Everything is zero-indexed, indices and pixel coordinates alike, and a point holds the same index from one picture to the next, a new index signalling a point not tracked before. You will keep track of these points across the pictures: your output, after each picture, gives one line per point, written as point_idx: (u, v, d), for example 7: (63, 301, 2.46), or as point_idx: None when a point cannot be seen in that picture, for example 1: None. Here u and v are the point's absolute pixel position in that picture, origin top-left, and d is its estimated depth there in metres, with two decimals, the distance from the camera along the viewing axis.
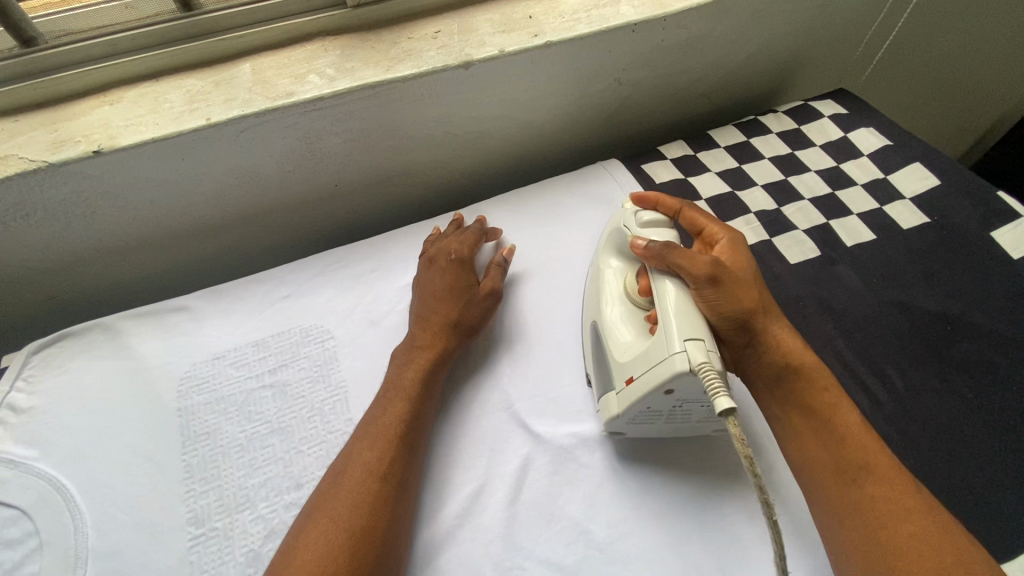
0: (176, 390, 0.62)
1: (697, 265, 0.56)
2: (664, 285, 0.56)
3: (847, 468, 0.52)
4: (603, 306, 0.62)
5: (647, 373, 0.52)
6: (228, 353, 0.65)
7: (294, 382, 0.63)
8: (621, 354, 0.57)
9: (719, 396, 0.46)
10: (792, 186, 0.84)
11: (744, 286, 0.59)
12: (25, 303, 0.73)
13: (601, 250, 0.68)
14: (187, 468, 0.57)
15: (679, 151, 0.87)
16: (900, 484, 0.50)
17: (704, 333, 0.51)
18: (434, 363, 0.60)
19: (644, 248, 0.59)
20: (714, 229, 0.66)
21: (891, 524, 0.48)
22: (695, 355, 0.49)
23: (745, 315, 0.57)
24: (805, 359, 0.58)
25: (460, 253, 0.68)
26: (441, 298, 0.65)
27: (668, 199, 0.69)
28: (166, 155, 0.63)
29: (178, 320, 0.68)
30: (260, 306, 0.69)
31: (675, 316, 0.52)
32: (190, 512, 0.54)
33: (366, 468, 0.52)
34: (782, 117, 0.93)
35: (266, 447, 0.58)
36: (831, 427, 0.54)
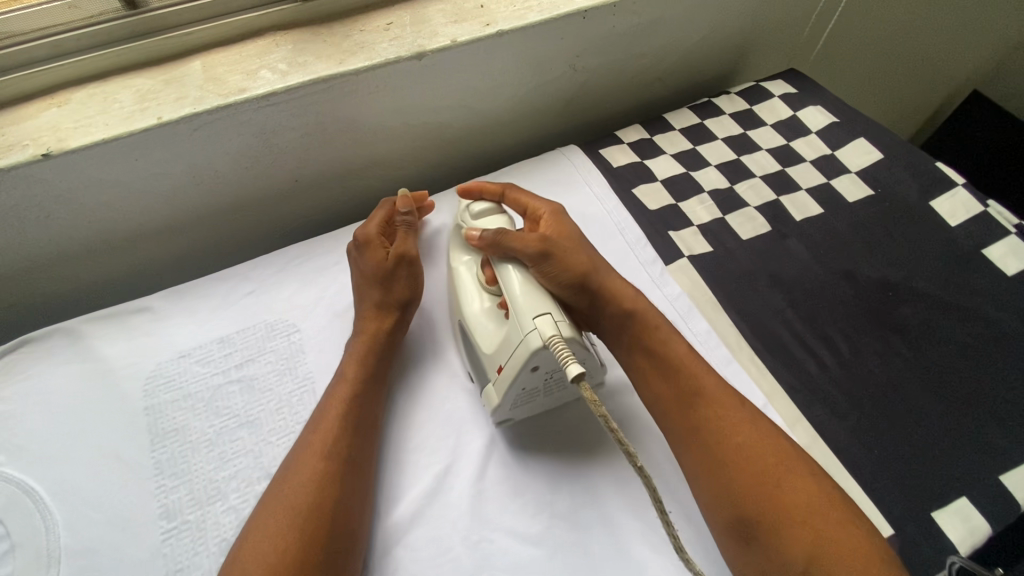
0: (142, 389, 0.63)
1: (526, 242, 0.59)
2: (506, 273, 0.59)
3: (679, 397, 0.56)
4: (467, 301, 0.64)
5: (513, 358, 0.54)
6: (193, 351, 0.65)
7: (261, 375, 0.64)
8: (488, 345, 0.59)
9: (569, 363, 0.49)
10: (744, 165, 0.87)
11: (574, 250, 0.62)
12: None
13: (450, 250, 0.70)
14: (157, 464, 0.58)
15: (635, 135, 0.90)
16: (731, 402, 0.55)
17: (551, 305, 0.55)
18: (378, 349, 0.62)
19: (478, 239, 0.63)
20: (536, 205, 0.67)
21: (728, 443, 0.53)
22: (545, 330, 0.52)
23: (580, 277, 0.60)
24: (638, 304, 0.61)
25: (364, 235, 0.67)
26: (360, 288, 0.66)
27: (490, 185, 0.70)
28: (119, 155, 0.63)
29: (141, 320, 0.68)
30: (224, 303, 0.69)
31: (522, 298, 0.56)
32: (162, 506, 0.55)
33: (322, 452, 0.54)
34: (735, 98, 0.96)
35: (235, 440, 0.60)
36: (666, 363, 0.58)
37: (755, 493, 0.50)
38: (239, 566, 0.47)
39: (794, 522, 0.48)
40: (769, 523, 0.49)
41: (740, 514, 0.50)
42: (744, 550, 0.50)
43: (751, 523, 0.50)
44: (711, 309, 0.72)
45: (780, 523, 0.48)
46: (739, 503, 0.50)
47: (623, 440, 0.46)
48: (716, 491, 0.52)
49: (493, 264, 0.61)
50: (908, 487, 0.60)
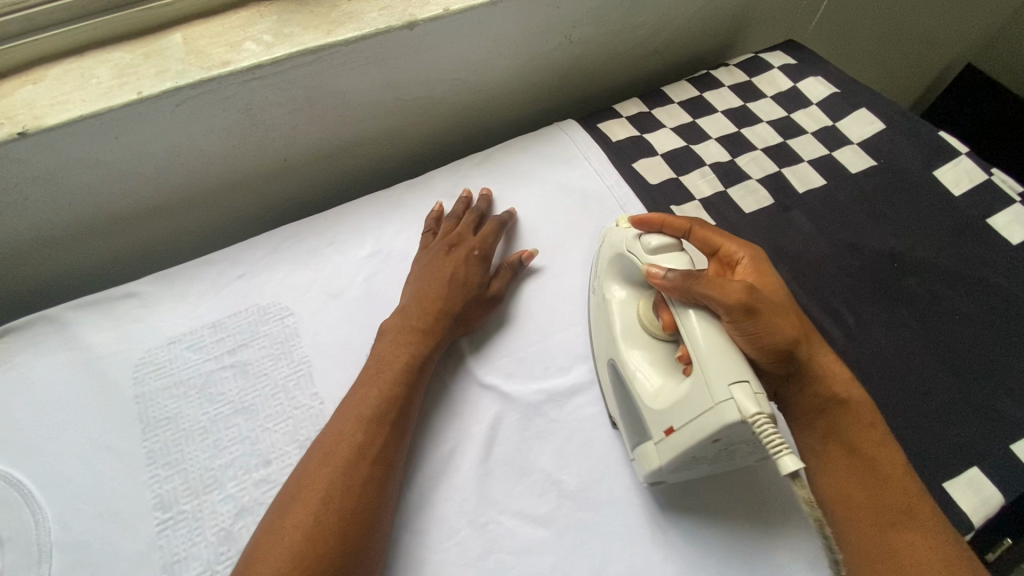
0: (131, 377, 0.60)
1: (729, 293, 0.50)
2: (688, 319, 0.51)
3: (890, 511, 0.50)
4: (621, 344, 0.58)
5: (691, 425, 0.47)
6: (184, 337, 0.63)
7: (255, 360, 0.62)
8: (654, 400, 0.52)
9: (784, 455, 0.41)
10: (745, 137, 0.85)
11: (785, 313, 0.53)
12: None
13: (604, 276, 0.64)
14: (149, 454, 0.56)
15: (634, 108, 0.87)
16: (931, 523, 0.49)
17: (748, 372, 0.46)
18: (427, 346, 0.59)
19: (661, 278, 0.53)
20: (733, 249, 0.59)
21: (921, 569, 0.47)
22: (745, 403, 0.44)
23: (790, 344, 0.52)
24: (852, 390, 0.54)
25: (483, 250, 0.68)
26: (458, 300, 0.63)
27: (674, 219, 0.62)
28: (98, 133, 0.60)
29: (129, 306, 0.65)
30: (215, 287, 0.67)
31: (710, 358, 0.47)
32: (157, 497, 0.54)
33: (358, 448, 0.51)
34: (734, 70, 0.94)
35: (230, 427, 0.58)
36: (876, 468, 0.52)
37: None
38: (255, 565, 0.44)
39: None
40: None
41: None
42: None
43: None
44: None
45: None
46: None
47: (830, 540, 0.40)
48: None
49: (673, 309, 0.53)
50: (918, 457, 0.60)
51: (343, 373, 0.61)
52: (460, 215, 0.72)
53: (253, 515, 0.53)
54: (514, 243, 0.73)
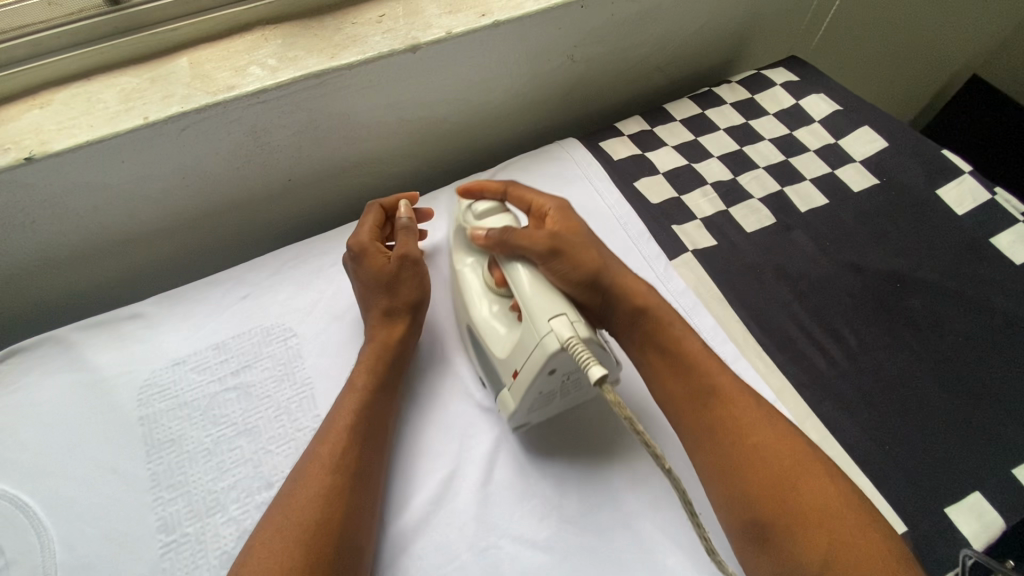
0: (136, 399, 0.61)
1: (536, 240, 0.57)
2: (515, 272, 0.57)
3: (700, 395, 0.55)
4: (471, 305, 0.62)
5: (527, 363, 0.52)
6: (188, 358, 0.64)
7: (257, 382, 0.62)
8: (501, 349, 0.57)
9: (591, 366, 0.47)
10: (747, 156, 0.85)
11: (585, 246, 0.60)
12: None
13: (453, 250, 0.67)
14: (154, 476, 0.56)
15: (636, 126, 0.88)
16: (745, 400, 0.54)
17: (564, 306, 0.52)
18: (388, 358, 0.61)
19: (485, 238, 0.60)
20: (541, 201, 0.64)
21: (741, 441, 0.52)
22: (562, 331, 0.50)
23: (592, 274, 0.58)
24: (652, 299, 0.60)
25: (358, 244, 0.64)
26: (374, 299, 0.63)
27: (491, 184, 0.67)
28: (105, 158, 0.61)
29: (133, 327, 0.66)
30: (218, 307, 0.68)
31: (534, 301, 0.53)
32: (161, 520, 0.54)
33: (324, 459, 0.52)
34: (736, 88, 0.94)
35: (233, 449, 0.58)
36: (683, 362, 0.57)
37: (764, 496, 0.49)
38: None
39: (806, 528, 0.47)
40: (789, 523, 0.48)
41: (757, 518, 0.49)
42: (758, 555, 0.49)
43: (767, 525, 0.48)
44: (717, 305, 0.70)
45: (792, 527, 0.47)
46: (752, 506, 0.49)
47: (648, 441, 0.44)
48: (731, 502, 0.51)
49: (501, 265, 0.59)
50: (921, 484, 0.59)
51: None
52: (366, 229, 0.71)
53: None
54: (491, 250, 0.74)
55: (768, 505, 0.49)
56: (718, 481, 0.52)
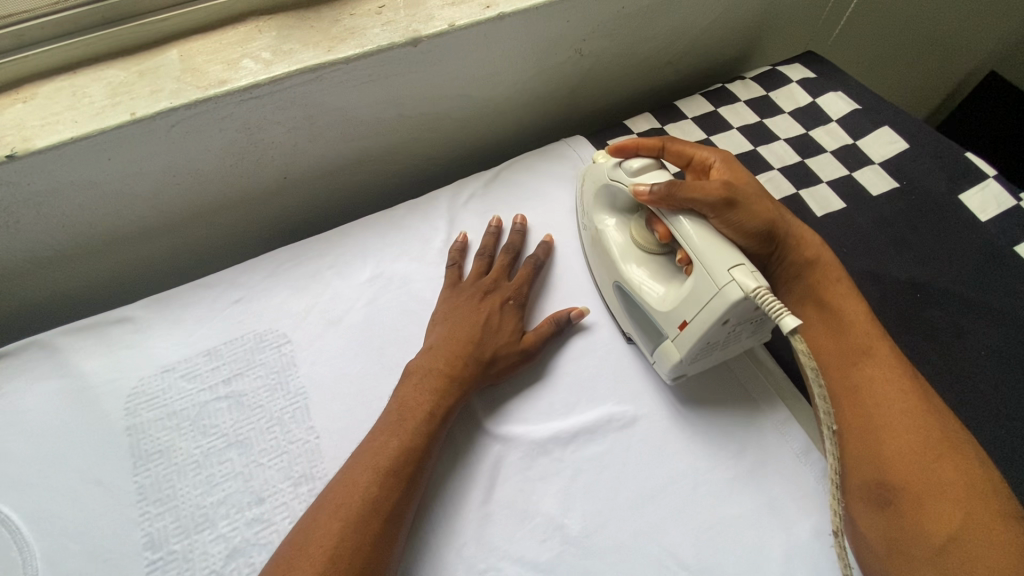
0: (124, 408, 0.59)
1: (709, 192, 0.56)
2: (683, 223, 0.56)
3: (852, 351, 0.58)
4: (625, 265, 0.62)
5: (700, 313, 0.52)
6: (179, 365, 0.61)
7: (250, 391, 0.60)
8: (661, 304, 0.57)
9: (784, 315, 0.46)
10: (761, 156, 0.82)
11: (756, 198, 0.60)
12: None
13: (591, 209, 0.68)
14: (140, 489, 0.54)
15: (646, 124, 0.84)
16: (893, 366, 0.56)
17: (740, 256, 0.51)
18: (450, 397, 0.57)
19: (648, 195, 0.58)
20: (704, 155, 0.65)
21: (885, 403, 0.54)
22: (745, 280, 0.49)
23: (769, 224, 0.60)
24: (820, 253, 0.64)
25: (520, 295, 0.65)
26: (467, 333, 0.61)
27: (648, 141, 0.66)
28: (90, 155, 0.58)
29: (123, 331, 0.63)
30: (211, 311, 0.65)
31: (705, 250, 0.53)
32: (147, 536, 0.52)
33: (372, 503, 0.49)
34: (750, 84, 0.90)
35: (223, 462, 0.56)
36: (839, 317, 0.60)
37: (895, 453, 0.51)
38: None
39: (936, 497, 0.48)
40: (911, 494, 0.49)
41: (882, 479, 0.51)
42: (874, 513, 0.50)
43: (891, 488, 0.50)
44: None
45: (918, 495, 0.49)
46: (885, 466, 0.51)
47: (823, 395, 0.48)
48: (861, 459, 0.52)
49: (665, 220, 0.58)
50: None
51: (341, 407, 0.59)
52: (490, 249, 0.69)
53: (246, 556, 0.51)
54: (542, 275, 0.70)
55: (903, 471, 0.50)
56: (851, 440, 0.54)
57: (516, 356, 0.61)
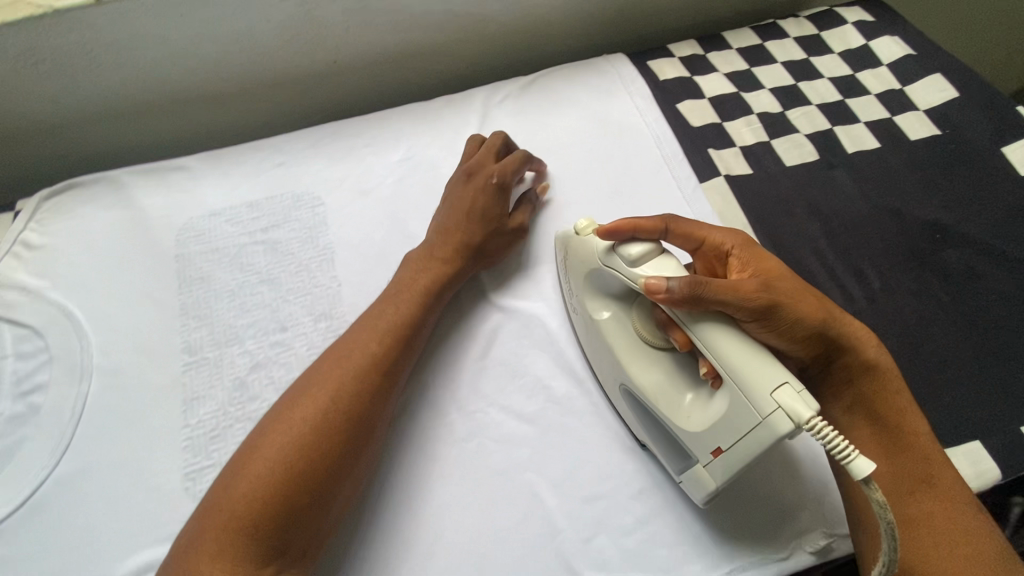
0: (174, 239, 0.66)
1: (747, 295, 0.46)
2: (717, 333, 0.44)
3: (909, 478, 0.50)
4: (639, 364, 0.52)
5: (740, 443, 0.43)
6: (225, 211, 0.68)
7: (284, 240, 0.66)
8: (689, 424, 0.48)
9: (854, 458, 0.38)
10: (801, 92, 0.81)
11: (800, 293, 0.49)
12: (40, 164, 0.76)
13: (580, 295, 0.57)
14: (183, 305, 0.62)
15: (689, 50, 0.84)
16: (959, 500, 0.49)
17: (785, 369, 0.42)
18: (446, 276, 0.60)
19: (665, 294, 0.45)
20: (717, 238, 0.53)
21: (947, 543, 0.47)
22: (798, 408, 0.40)
23: (818, 327, 0.49)
24: (881, 359, 0.52)
25: (507, 184, 0.66)
26: (455, 222, 0.63)
27: (646, 220, 0.51)
28: (165, 9, 0.64)
29: (178, 177, 0.70)
30: (257, 171, 0.71)
31: (744, 365, 0.43)
32: (185, 343, 0.59)
33: (371, 359, 0.52)
34: (803, 22, 0.89)
35: (255, 294, 0.63)
36: (897, 433, 0.51)
37: None
38: (244, 463, 0.46)
39: None
40: None
41: None
42: None
43: None
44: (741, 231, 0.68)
45: None
46: None
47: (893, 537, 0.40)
48: None
49: (687, 330, 0.47)
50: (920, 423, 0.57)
51: (362, 264, 0.65)
52: (473, 155, 0.69)
53: (267, 371, 0.58)
54: (562, 172, 0.73)
55: None
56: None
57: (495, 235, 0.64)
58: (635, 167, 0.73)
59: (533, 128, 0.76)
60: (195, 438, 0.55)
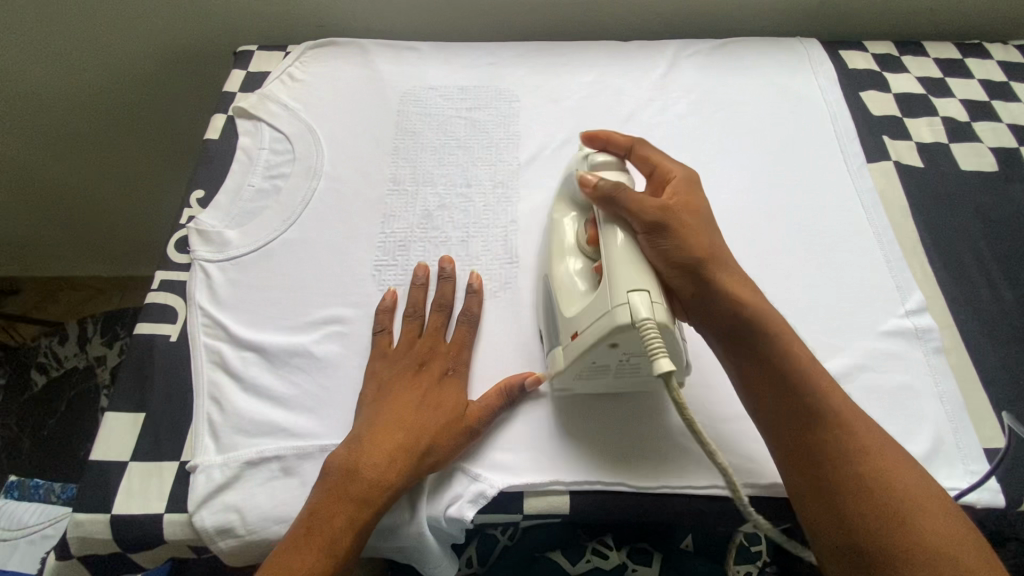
0: (398, 99, 0.80)
1: (647, 208, 0.52)
2: (610, 235, 0.52)
3: (800, 410, 0.49)
4: (553, 260, 0.58)
5: (591, 326, 0.49)
6: (440, 88, 0.81)
7: (481, 121, 0.78)
8: (568, 306, 0.54)
9: (660, 357, 0.44)
10: (994, 109, 0.81)
11: (694, 230, 0.53)
12: (303, 30, 0.92)
13: (558, 198, 0.63)
14: (396, 148, 0.75)
15: (884, 49, 0.87)
16: (853, 421, 0.48)
17: (651, 282, 0.48)
18: (408, 467, 0.51)
19: (592, 186, 0.54)
20: (668, 167, 0.58)
21: (847, 463, 0.46)
22: (639, 308, 0.46)
23: (696, 258, 0.51)
24: (757, 304, 0.52)
25: (457, 370, 0.58)
26: (408, 413, 0.53)
27: (621, 135, 0.60)
28: None
29: (409, 55, 0.85)
30: (470, 64, 0.84)
31: (618, 264, 0.49)
32: (392, 175, 0.73)
33: (340, 531, 0.48)
34: (1011, 50, 0.88)
35: (451, 154, 0.75)
36: (783, 372, 0.50)
37: (870, 526, 0.44)
38: None
39: (919, 562, 0.42)
40: (888, 563, 0.43)
41: (852, 543, 0.44)
42: None
43: (865, 552, 0.44)
44: (899, 213, 0.70)
45: (892, 565, 0.43)
46: (857, 534, 0.44)
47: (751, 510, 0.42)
48: (825, 522, 0.46)
49: (598, 223, 0.55)
50: None
51: (541, 154, 0.75)
52: (419, 312, 0.61)
53: (450, 212, 0.70)
54: (734, 123, 0.78)
55: (873, 534, 0.44)
56: (810, 504, 0.47)
57: (499, 410, 0.56)
58: (806, 134, 0.77)
59: (716, 83, 0.82)
60: (387, 243, 0.67)
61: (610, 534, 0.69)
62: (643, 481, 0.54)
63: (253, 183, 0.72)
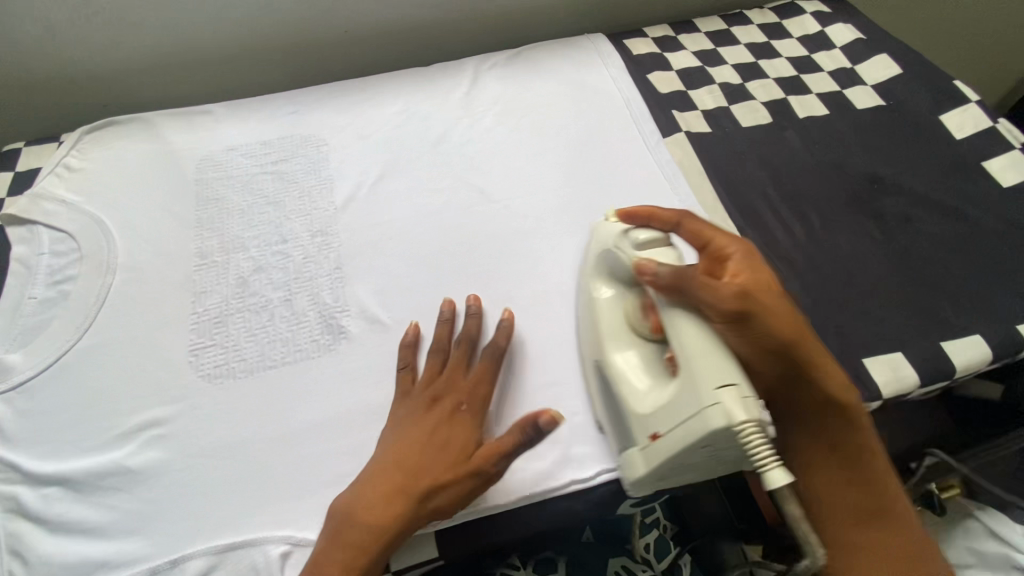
0: (195, 169, 0.75)
1: (722, 300, 0.46)
2: (676, 323, 0.49)
3: (867, 511, 0.49)
4: (608, 346, 0.55)
5: (675, 430, 0.47)
6: (241, 147, 0.77)
7: (290, 171, 0.75)
8: (641, 404, 0.51)
9: (770, 469, 0.41)
10: (761, 67, 0.90)
11: (783, 312, 0.48)
12: (81, 114, 0.85)
13: (592, 272, 0.61)
14: (199, 219, 0.70)
15: (661, 31, 0.94)
16: (906, 522, 0.49)
17: (737, 373, 0.45)
18: (409, 509, 0.49)
19: (652, 275, 0.50)
20: (726, 243, 0.50)
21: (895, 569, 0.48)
22: (734, 409, 0.43)
23: (787, 343, 0.47)
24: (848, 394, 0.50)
25: (472, 400, 0.55)
26: (411, 456, 0.51)
27: (664, 211, 0.55)
28: None
29: (203, 119, 0.80)
30: (270, 116, 0.81)
31: (695, 358, 0.46)
32: (198, 249, 0.68)
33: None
34: (767, 13, 0.98)
35: (262, 213, 0.71)
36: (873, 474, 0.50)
37: None
38: None
39: None
40: None
41: None
42: None
43: None
44: (697, 177, 0.76)
45: None
46: None
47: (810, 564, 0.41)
48: None
49: (659, 310, 0.51)
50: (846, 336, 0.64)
51: (358, 193, 0.73)
52: (442, 345, 0.59)
53: (267, 272, 0.66)
54: (540, 125, 0.81)
55: None
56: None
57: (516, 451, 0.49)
58: (607, 122, 0.81)
59: (518, 90, 0.85)
60: (201, 322, 0.62)
61: (516, 555, 0.68)
62: (511, 497, 0.54)
63: (36, 294, 0.64)
